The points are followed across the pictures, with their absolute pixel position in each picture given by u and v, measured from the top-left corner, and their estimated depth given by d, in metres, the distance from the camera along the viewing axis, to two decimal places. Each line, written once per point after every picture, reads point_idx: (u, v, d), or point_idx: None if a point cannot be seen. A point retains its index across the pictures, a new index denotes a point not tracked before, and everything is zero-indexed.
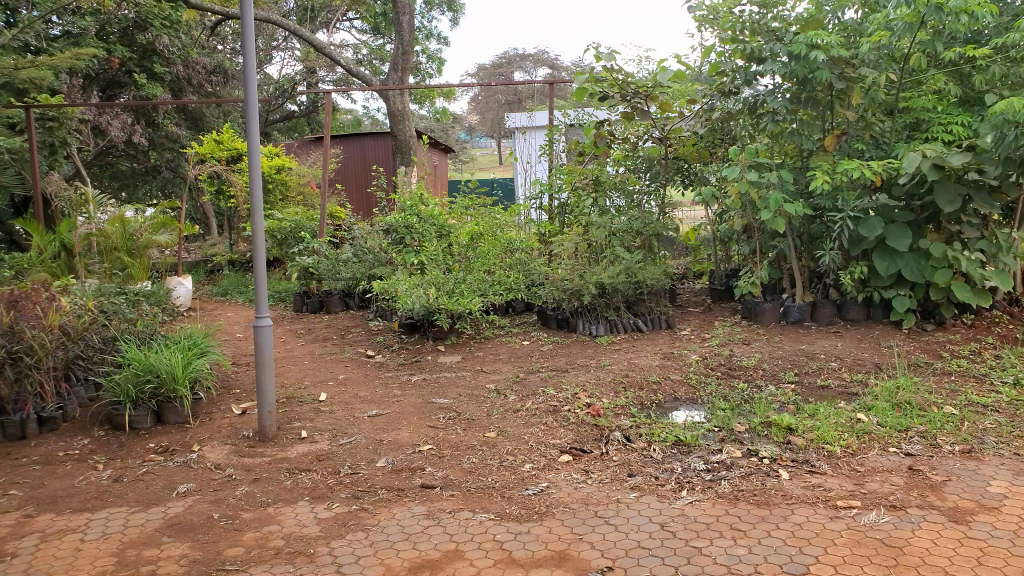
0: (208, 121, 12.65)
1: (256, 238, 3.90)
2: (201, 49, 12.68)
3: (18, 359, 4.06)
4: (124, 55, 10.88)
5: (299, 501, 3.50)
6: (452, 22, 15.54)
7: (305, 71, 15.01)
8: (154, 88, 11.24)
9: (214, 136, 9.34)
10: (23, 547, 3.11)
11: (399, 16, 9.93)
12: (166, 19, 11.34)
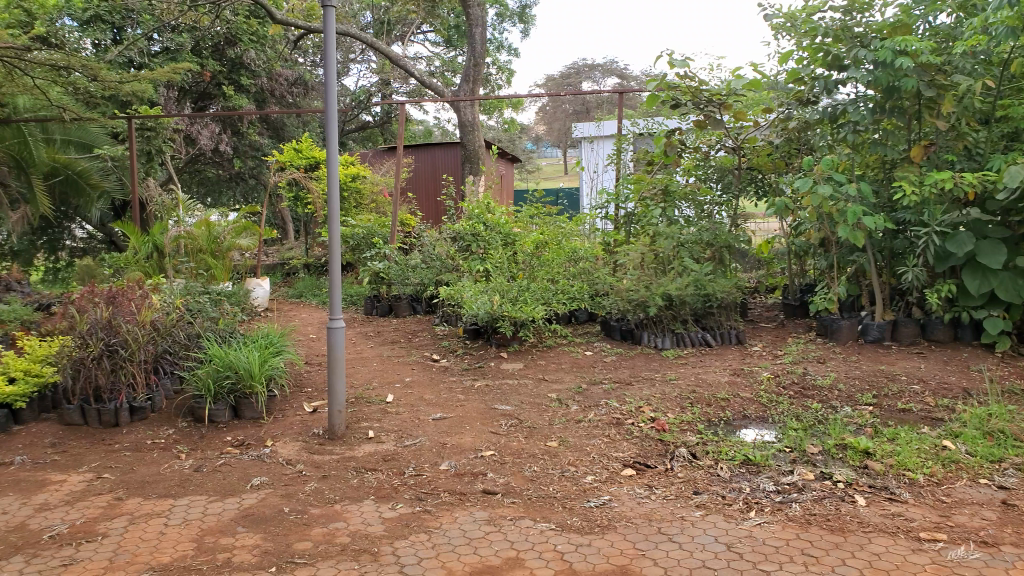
0: (288, 131, 13.20)
1: (333, 240, 4.05)
2: (285, 62, 13.22)
3: (115, 351, 4.36)
4: (215, 68, 11.47)
5: (365, 500, 3.58)
6: (523, 34, 15.71)
7: (381, 83, 15.48)
8: (240, 100, 11.79)
9: (294, 145, 9.72)
10: (113, 528, 3.31)
11: (472, 28, 10.07)
12: (253, 34, 11.78)
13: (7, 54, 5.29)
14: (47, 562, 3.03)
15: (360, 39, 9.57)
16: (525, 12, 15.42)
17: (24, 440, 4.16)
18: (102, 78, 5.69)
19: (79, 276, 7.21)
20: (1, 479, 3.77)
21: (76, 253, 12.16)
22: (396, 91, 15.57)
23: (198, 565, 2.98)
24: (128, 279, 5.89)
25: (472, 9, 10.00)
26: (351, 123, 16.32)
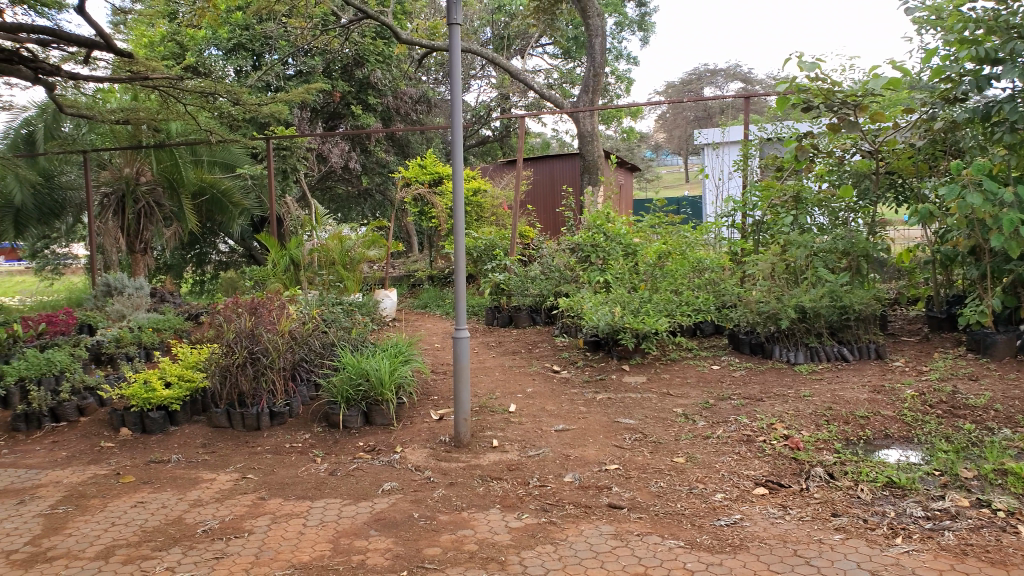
0: (413, 147, 13.60)
1: (458, 252, 4.12)
2: (411, 80, 13.57)
3: (257, 359, 4.63)
4: (345, 89, 12.06)
5: (491, 508, 3.61)
6: (642, 42, 15.58)
7: (500, 97, 15.78)
8: (367, 118, 12.30)
9: (418, 160, 9.98)
10: (258, 526, 3.50)
11: (592, 39, 10.10)
12: (380, 55, 12.22)
13: (164, 84, 5.77)
14: (202, 554, 3.24)
15: (482, 54, 9.70)
16: (643, 20, 15.31)
17: (178, 440, 4.48)
18: (243, 102, 6.09)
19: (224, 287, 7.73)
20: (160, 476, 4.07)
21: (220, 266, 13.10)
22: (516, 104, 15.74)
23: (335, 564, 3.10)
24: (268, 291, 6.28)
25: (592, 20, 10.03)
26: (470, 137, 16.74)
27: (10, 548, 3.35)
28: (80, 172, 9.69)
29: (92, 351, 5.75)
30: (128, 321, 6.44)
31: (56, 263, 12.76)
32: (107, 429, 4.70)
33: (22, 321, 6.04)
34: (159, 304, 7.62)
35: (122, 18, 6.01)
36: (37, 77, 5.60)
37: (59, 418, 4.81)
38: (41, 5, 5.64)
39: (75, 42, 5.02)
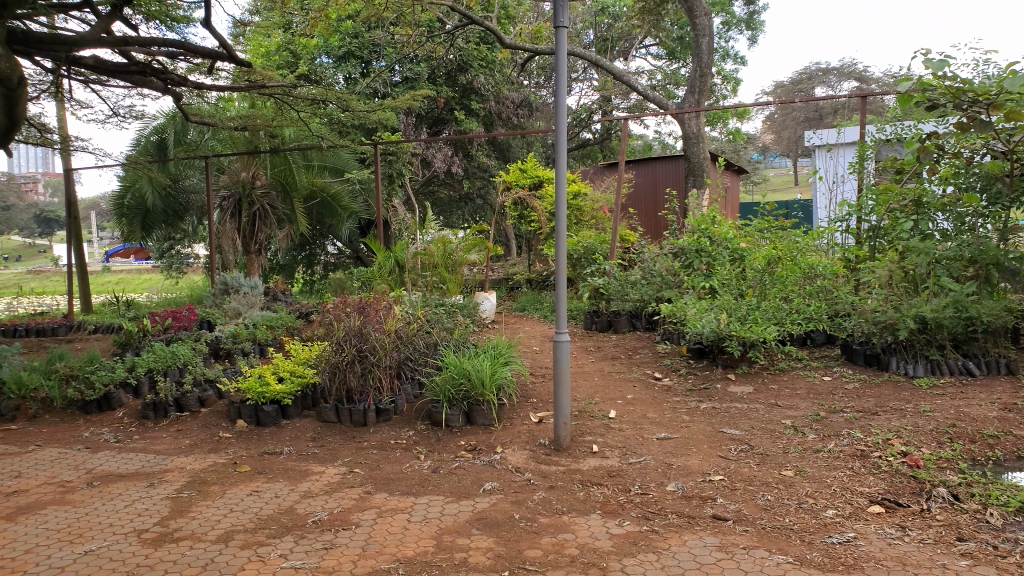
0: (514, 151, 13.70)
1: (561, 256, 4.13)
2: (513, 84, 13.66)
3: (365, 356, 4.81)
4: (449, 95, 12.38)
5: (592, 513, 3.59)
6: (750, 41, 15.19)
7: (602, 100, 15.62)
8: (470, 123, 12.56)
9: (519, 164, 9.98)
10: (364, 519, 3.60)
11: (699, 38, 9.91)
12: (483, 60, 12.47)
13: (278, 91, 6.05)
14: (313, 543, 3.36)
15: (585, 58, 9.65)
16: (752, 18, 14.90)
17: (290, 433, 4.68)
18: (353, 108, 6.31)
19: (333, 288, 8.03)
20: (274, 466, 4.27)
21: (328, 267, 13.63)
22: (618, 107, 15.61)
23: (438, 561, 3.15)
24: (375, 291, 6.49)
25: (699, 20, 9.84)
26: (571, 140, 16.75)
27: (142, 527, 3.58)
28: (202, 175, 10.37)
29: (212, 345, 6.08)
30: (245, 317, 6.79)
31: (180, 262, 13.60)
32: (225, 421, 4.96)
33: (151, 316, 6.49)
34: (272, 302, 8.02)
35: (242, 30, 6.34)
36: (167, 87, 6.04)
37: (183, 408, 5.11)
38: (171, 20, 6.05)
39: (201, 53, 5.35)
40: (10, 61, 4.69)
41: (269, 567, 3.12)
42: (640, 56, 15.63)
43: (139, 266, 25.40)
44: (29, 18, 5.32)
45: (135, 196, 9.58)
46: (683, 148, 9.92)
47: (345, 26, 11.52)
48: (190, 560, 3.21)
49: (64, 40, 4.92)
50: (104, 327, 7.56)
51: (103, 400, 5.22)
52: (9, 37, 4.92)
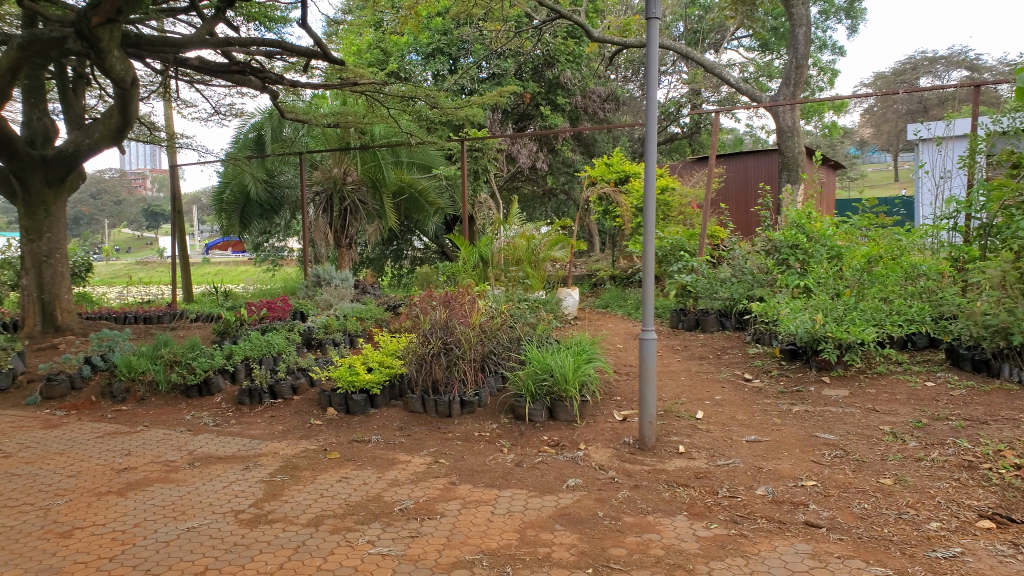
0: (599, 147, 13.57)
1: (648, 252, 4.06)
2: (599, 79, 13.54)
3: (450, 349, 4.88)
4: (535, 90, 12.39)
5: (677, 514, 3.52)
6: (850, 30, 14.55)
7: (691, 93, 15.19)
8: (556, 118, 12.51)
9: (605, 158, 9.87)
10: (449, 510, 3.65)
11: (795, 29, 9.58)
12: (571, 55, 12.42)
13: (370, 89, 6.30)
14: (399, 531, 3.42)
15: (676, 49, 9.31)
16: (851, 6, 14.27)
17: (378, 422, 4.79)
18: (440, 105, 6.42)
19: (419, 281, 8.17)
20: (362, 454, 4.37)
21: (416, 261, 13.93)
22: (708, 101, 15.22)
23: (521, 555, 3.14)
24: (460, 285, 6.56)
25: (795, 9, 9.51)
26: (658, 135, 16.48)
27: (238, 508, 3.74)
28: (296, 171, 10.56)
29: (305, 336, 6.29)
30: (336, 309, 7.00)
31: (275, 257, 14.00)
32: (316, 408, 5.12)
33: (247, 306, 6.78)
34: (361, 294, 8.23)
35: (336, 28, 6.54)
36: (265, 86, 6.29)
37: (277, 395, 5.30)
38: (269, 21, 6.30)
39: (298, 52, 5.54)
40: (125, 63, 5.00)
41: (358, 553, 3.20)
42: (732, 48, 15.22)
43: (236, 258, 26.59)
44: (141, 21, 5.68)
45: (235, 190, 10.07)
46: (776, 142, 9.64)
47: (435, 23, 11.76)
48: (283, 542, 3.32)
49: (172, 42, 5.20)
50: (205, 316, 7.94)
51: (203, 386, 5.48)
52: (124, 40, 5.25)
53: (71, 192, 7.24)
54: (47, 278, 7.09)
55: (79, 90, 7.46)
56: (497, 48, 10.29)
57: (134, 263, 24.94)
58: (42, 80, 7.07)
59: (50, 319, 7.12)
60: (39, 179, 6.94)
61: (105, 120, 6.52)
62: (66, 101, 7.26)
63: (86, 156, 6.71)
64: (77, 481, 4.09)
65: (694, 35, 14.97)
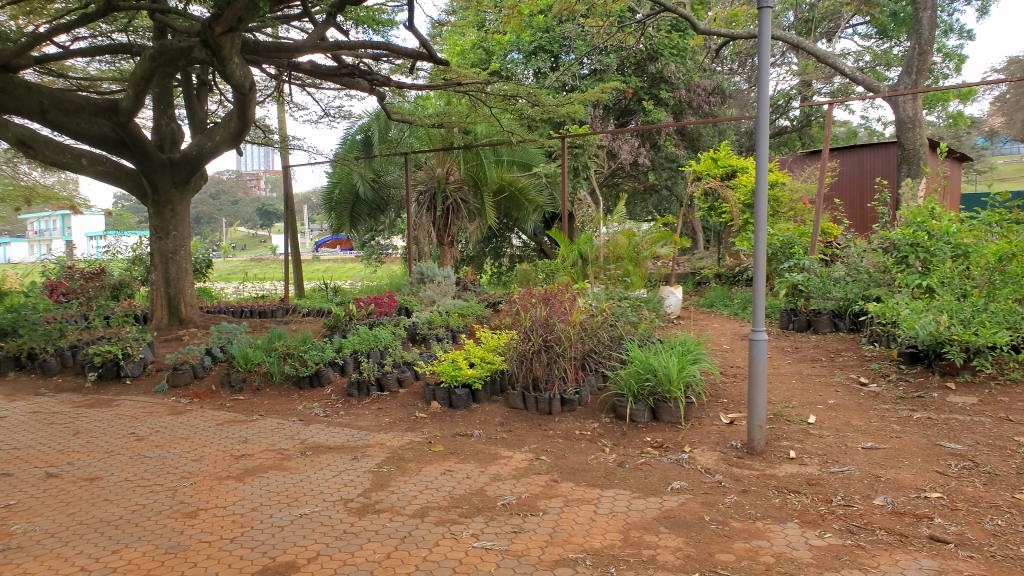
0: (704, 141, 13.23)
1: (758, 249, 3.93)
2: (703, 72, 13.24)
3: (550, 346, 4.88)
4: (638, 84, 12.26)
5: (788, 522, 3.37)
6: (980, 12, 13.61)
7: (801, 84, 14.52)
8: (658, 113, 12.35)
9: (711, 153, 9.68)
10: (552, 507, 3.64)
11: (919, 13, 9.08)
12: (674, 48, 12.23)
13: (473, 88, 6.51)
14: (502, 526, 3.45)
15: (789, 40, 8.90)
16: None
17: (480, 417, 4.85)
18: (542, 102, 6.50)
19: (519, 278, 8.23)
20: (465, 448, 4.43)
21: (514, 259, 14.00)
22: (818, 92, 14.59)
23: (625, 556, 3.10)
24: (561, 283, 6.58)
25: None
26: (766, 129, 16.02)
27: (347, 496, 3.86)
28: (401, 171, 10.85)
29: (409, 330, 6.46)
30: (439, 305, 7.15)
31: (379, 253, 14.10)
32: (420, 402, 5.23)
33: (355, 301, 7.01)
34: (463, 291, 8.37)
35: (440, 29, 6.68)
36: (373, 87, 6.49)
37: (383, 388, 5.47)
38: (376, 24, 6.47)
39: (406, 54, 5.68)
40: (244, 68, 5.24)
41: (462, 546, 3.24)
42: (847, 36, 14.54)
43: (344, 256, 27.56)
44: (258, 29, 5.97)
45: (343, 190, 10.57)
46: (896, 134, 9.23)
47: (537, 21, 11.82)
48: (390, 532, 3.40)
49: (286, 48, 5.42)
50: (316, 311, 8.27)
51: (314, 377, 5.71)
52: (243, 48, 5.54)
53: (195, 192, 7.68)
54: (173, 273, 7.56)
55: (203, 96, 7.91)
56: (599, 43, 10.21)
57: (250, 260, 26.39)
58: (170, 88, 7.53)
59: (175, 312, 7.59)
60: (167, 181, 7.40)
61: (224, 125, 6.82)
62: (192, 107, 7.72)
63: (209, 157, 7.10)
64: (200, 465, 4.33)
65: (805, 24, 14.36)
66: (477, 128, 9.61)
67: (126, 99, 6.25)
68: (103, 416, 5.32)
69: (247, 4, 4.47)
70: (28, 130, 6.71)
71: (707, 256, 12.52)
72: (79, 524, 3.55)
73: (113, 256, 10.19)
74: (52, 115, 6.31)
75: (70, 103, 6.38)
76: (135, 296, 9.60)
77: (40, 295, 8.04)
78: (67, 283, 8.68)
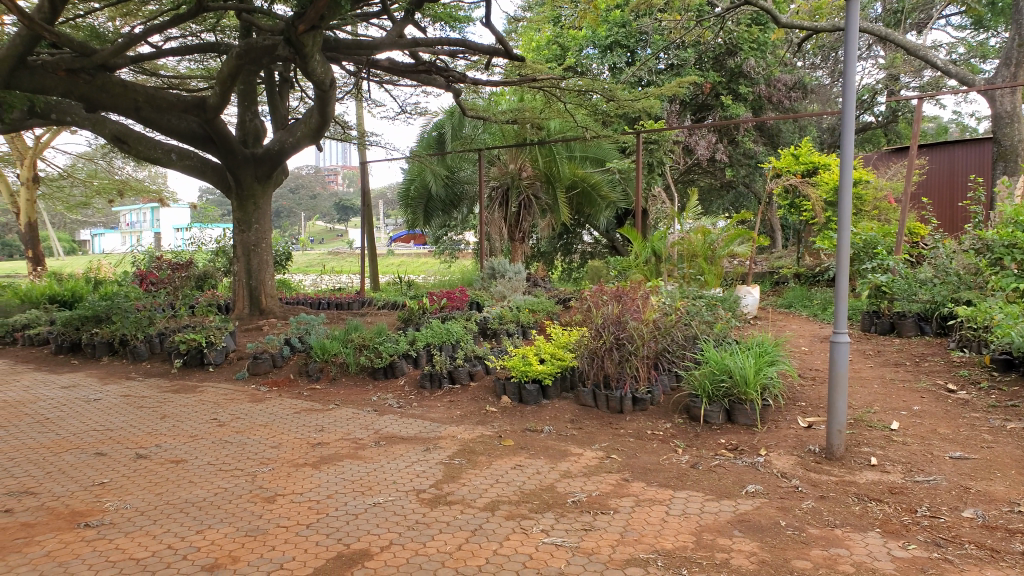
0: (784, 137, 12.93)
1: (841, 249, 3.80)
2: (784, 66, 12.93)
3: (622, 345, 4.86)
4: (716, 79, 12.05)
5: (869, 531, 3.25)
6: None
7: (888, 78, 13.96)
8: (736, 108, 11.99)
9: (791, 150, 9.46)
10: (623, 506, 3.61)
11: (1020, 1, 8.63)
12: (755, 42, 11.93)
13: (548, 84, 6.51)
14: (572, 523, 3.44)
15: (878, 33, 8.59)
16: None
17: (550, 413, 4.87)
18: (617, 97, 6.49)
19: (591, 275, 8.27)
20: (535, 444, 4.45)
21: (585, 256, 14.00)
22: (906, 86, 14.01)
23: (698, 558, 3.04)
24: (634, 281, 6.55)
25: None
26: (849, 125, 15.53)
27: (420, 487, 3.92)
28: (474, 168, 10.98)
29: (480, 325, 6.55)
30: (511, 300, 7.21)
31: (452, 248, 14.33)
32: (491, 395, 5.29)
33: (428, 295, 7.18)
34: (534, 287, 8.42)
35: (516, 25, 6.72)
36: (449, 83, 6.70)
37: (455, 380, 5.55)
38: (453, 20, 6.55)
39: (482, 50, 5.73)
40: (325, 65, 5.39)
41: (531, 542, 3.24)
42: (939, 27, 13.89)
43: (419, 251, 28.04)
44: (338, 27, 6.16)
45: (418, 186, 10.74)
46: (992, 129, 8.85)
47: (614, 16, 11.77)
48: (461, 525, 3.43)
49: (365, 45, 5.52)
50: (390, 304, 8.43)
51: (388, 368, 5.83)
52: (324, 46, 5.70)
53: (276, 186, 7.91)
54: (254, 265, 7.82)
55: (285, 93, 8.15)
56: (676, 38, 10.07)
57: (326, 254, 27.15)
58: (254, 85, 7.80)
59: (256, 303, 7.84)
60: (250, 175, 7.65)
61: (306, 121, 7.02)
62: (274, 104, 7.97)
63: (290, 153, 7.30)
64: (279, 451, 4.47)
65: (894, 15, 13.81)
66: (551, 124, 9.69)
67: (214, 96, 6.47)
68: (188, 402, 5.55)
69: (329, 3, 4.56)
70: (123, 127, 7.14)
71: (784, 255, 12.21)
72: (166, 504, 3.71)
73: (198, 248, 10.64)
74: (145, 111, 6.57)
75: (162, 100, 6.58)
76: (218, 287, 10.00)
77: (132, 285, 8.46)
78: (156, 273, 9.10)
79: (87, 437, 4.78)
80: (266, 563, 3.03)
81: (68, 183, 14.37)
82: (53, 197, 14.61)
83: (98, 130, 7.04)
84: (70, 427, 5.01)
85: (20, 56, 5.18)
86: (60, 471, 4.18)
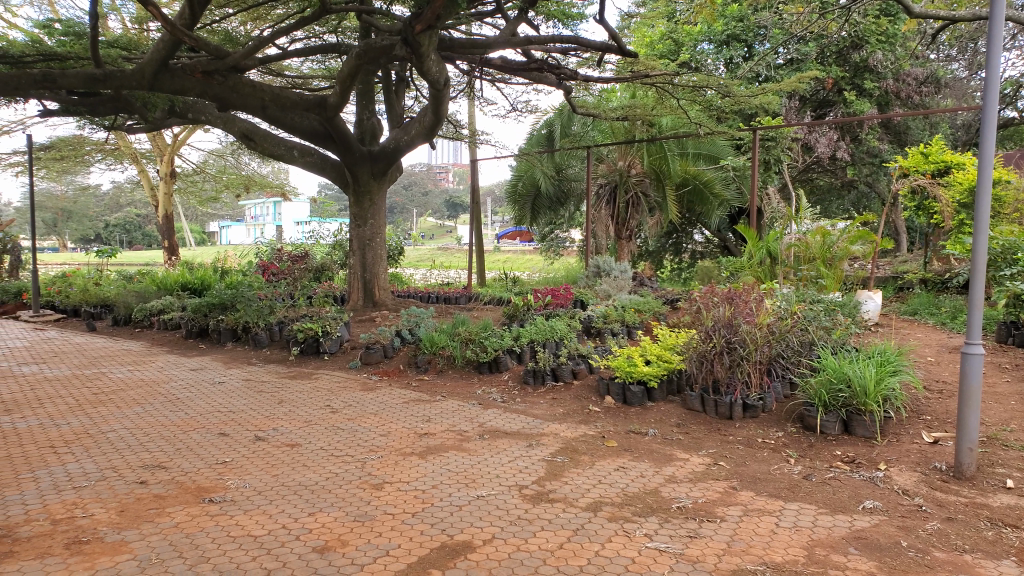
0: (913, 134, 12.20)
1: (977, 252, 3.53)
2: (915, 60, 12.22)
3: (734, 348, 4.74)
4: (838, 74, 11.72)
5: (1004, 558, 3.00)
6: None
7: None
8: (861, 104, 11.63)
9: (921, 148, 8.89)
10: (730, 515, 3.50)
11: None
12: (883, 34, 11.39)
13: (662, 80, 6.40)
14: (676, 529, 3.36)
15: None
16: None
17: (655, 416, 4.80)
18: (735, 93, 6.34)
19: (701, 277, 8.10)
20: (639, 446, 4.39)
21: (695, 255, 13.74)
22: None
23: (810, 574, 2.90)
24: (747, 283, 6.37)
25: None
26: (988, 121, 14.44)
27: (522, 483, 3.94)
28: (582, 165, 11.02)
29: (585, 324, 6.55)
30: (615, 299, 7.15)
31: (558, 245, 14.39)
32: (595, 395, 5.27)
33: (533, 293, 7.27)
34: (640, 287, 8.32)
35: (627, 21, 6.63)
36: (560, 81, 6.70)
37: (559, 378, 5.57)
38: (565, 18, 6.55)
39: (595, 47, 5.71)
40: (440, 65, 5.53)
41: (634, 545, 3.20)
42: None
43: (525, 248, 28.23)
44: (454, 26, 6.23)
45: (524, 184, 10.81)
46: None
47: (730, 10, 11.55)
48: (562, 523, 3.43)
49: (480, 44, 5.61)
50: (495, 300, 8.56)
51: (493, 363, 5.93)
52: (440, 46, 5.85)
53: (390, 183, 8.17)
54: (369, 259, 8.12)
55: (401, 92, 8.39)
56: (800, 31, 9.76)
57: (436, 249, 27.79)
58: (372, 85, 8.08)
59: (369, 296, 8.13)
60: (366, 172, 7.94)
61: (421, 120, 7.20)
62: (390, 103, 8.23)
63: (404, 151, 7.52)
64: (387, 440, 4.61)
65: None
66: (662, 121, 9.58)
67: (334, 95, 6.70)
68: (304, 388, 5.81)
69: (445, 2, 4.63)
70: (251, 125, 7.58)
71: (910, 259, 11.46)
72: (282, 485, 3.90)
73: (317, 241, 11.18)
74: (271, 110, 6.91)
75: (286, 99, 6.73)
76: (332, 279, 10.44)
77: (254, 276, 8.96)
78: (277, 264, 9.65)
79: (211, 417, 5.09)
80: (374, 549, 3.12)
81: (200, 179, 15.39)
82: (188, 191, 15.71)
83: (228, 127, 7.52)
84: (197, 407, 5.36)
85: (161, 60, 5.57)
86: (188, 448, 4.47)
